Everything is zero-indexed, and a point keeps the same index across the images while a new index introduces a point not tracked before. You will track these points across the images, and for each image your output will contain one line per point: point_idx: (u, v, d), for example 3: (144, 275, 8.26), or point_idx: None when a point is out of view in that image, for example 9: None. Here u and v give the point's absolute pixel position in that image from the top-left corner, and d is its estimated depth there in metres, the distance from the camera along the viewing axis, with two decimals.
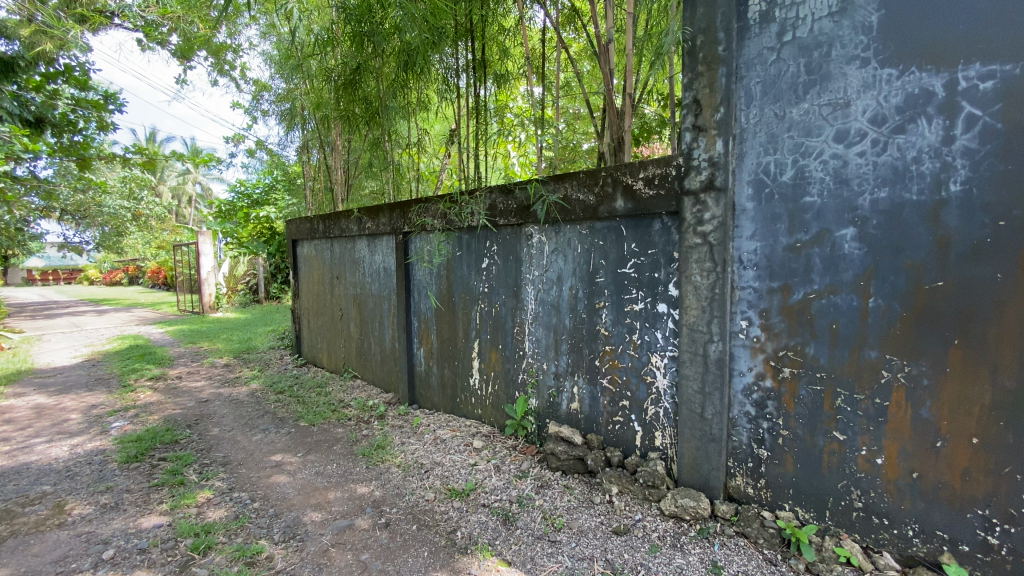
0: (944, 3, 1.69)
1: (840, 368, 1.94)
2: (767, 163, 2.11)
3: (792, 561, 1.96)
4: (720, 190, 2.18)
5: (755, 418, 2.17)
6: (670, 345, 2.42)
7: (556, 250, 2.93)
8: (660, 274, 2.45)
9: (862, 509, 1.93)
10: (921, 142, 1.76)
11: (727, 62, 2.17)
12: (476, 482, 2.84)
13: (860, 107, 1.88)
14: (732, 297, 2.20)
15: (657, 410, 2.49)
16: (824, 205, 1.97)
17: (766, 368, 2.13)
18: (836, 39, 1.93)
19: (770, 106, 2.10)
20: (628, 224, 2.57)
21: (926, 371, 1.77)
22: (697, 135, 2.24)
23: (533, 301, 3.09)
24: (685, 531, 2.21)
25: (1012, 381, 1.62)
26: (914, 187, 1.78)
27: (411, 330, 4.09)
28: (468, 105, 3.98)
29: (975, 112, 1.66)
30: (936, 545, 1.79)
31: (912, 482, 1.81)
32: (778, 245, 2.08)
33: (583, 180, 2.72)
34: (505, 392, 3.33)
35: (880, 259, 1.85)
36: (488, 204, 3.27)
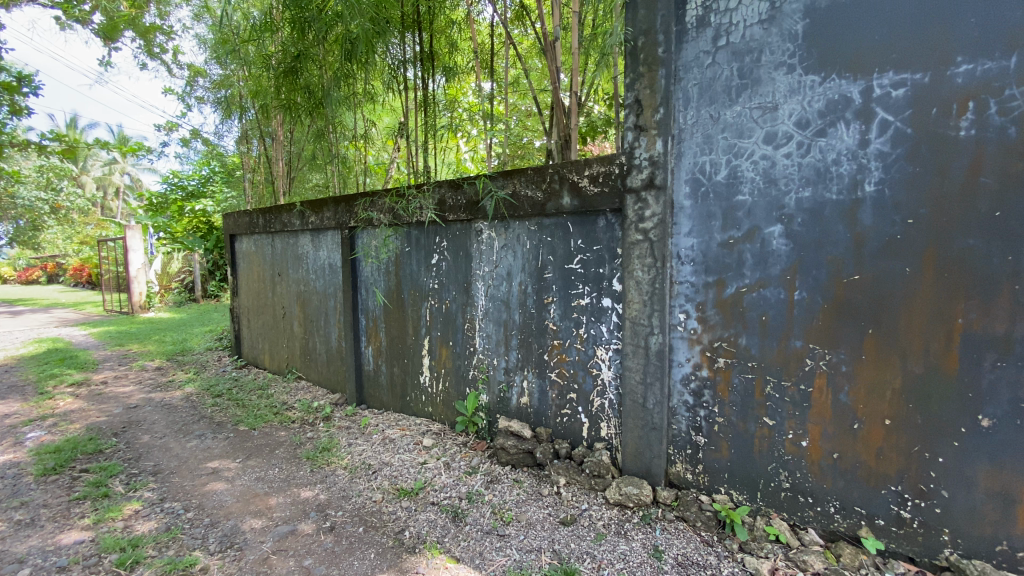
0: (859, 16, 1.83)
1: (770, 357, 2.06)
2: (703, 163, 2.20)
3: (727, 541, 2.07)
4: (660, 188, 2.26)
5: (693, 406, 2.27)
6: (614, 338, 2.48)
7: (505, 246, 2.93)
8: (605, 269, 2.50)
9: (790, 489, 2.05)
10: (840, 145, 1.89)
11: (667, 64, 2.25)
12: (425, 480, 2.81)
13: (786, 111, 2.00)
14: (671, 291, 2.29)
15: (603, 402, 2.55)
16: (755, 203, 2.07)
17: (703, 358, 2.23)
18: (765, 46, 2.04)
19: (705, 108, 2.19)
20: (574, 221, 2.61)
21: (845, 358, 1.90)
22: (638, 134, 2.32)
23: (483, 297, 3.09)
24: (628, 517, 2.29)
25: (919, 366, 1.77)
26: (834, 187, 1.90)
27: (358, 327, 3.99)
28: (417, 98, 3.92)
29: (888, 118, 1.80)
30: (855, 520, 1.93)
31: (833, 462, 1.95)
32: (713, 241, 2.18)
33: (531, 176, 2.73)
34: (455, 389, 3.30)
35: (804, 255, 1.97)
36: (437, 199, 3.23)
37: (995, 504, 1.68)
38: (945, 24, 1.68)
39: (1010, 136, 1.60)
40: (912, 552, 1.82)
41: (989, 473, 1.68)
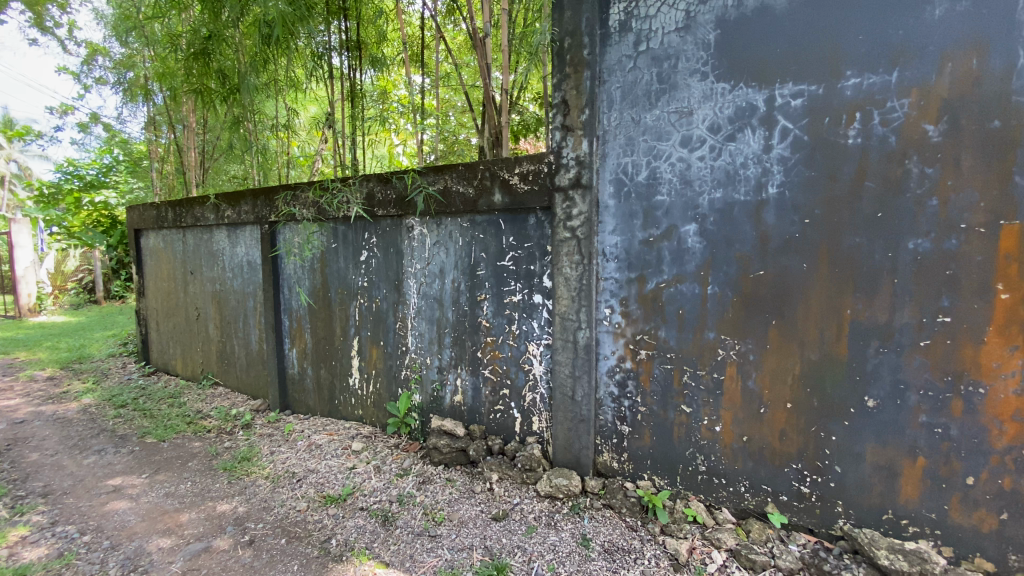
0: (763, 30, 1.97)
1: (687, 348, 2.18)
2: (626, 164, 2.28)
3: (649, 525, 2.17)
4: (586, 187, 2.33)
5: (618, 397, 2.36)
6: (545, 334, 2.53)
7: (437, 242, 2.89)
8: (535, 266, 2.54)
9: (706, 472, 2.19)
10: (747, 149, 2.02)
11: (592, 66, 2.31)
12: (354, 485, 2.71)
13: (700, 116, 2.11)
14: (597, 287, 2.37)
15: (535, 397, 2.59)
16: (672, 203, 2.18)
17: (627, 351, 2.32)
18: (682, 53, 2.14)
19: (628, 111, 2.27)
20: (506, 218, 2.62)
21: (752, 348, 2.05)
22: (565, 134, 2.38)
23: (414, 295, 3.02)
24: (558, 509, 2.34)
25: (815, 353, 1.94)
26: (742, 188, 2.04)
27: (281, 328, 3.78)
28: (344, 88, 3.77)
29: (788, 125, 1.94)
30: (763, 498, 2.08)
31: (743, 444, 2.10)
32: (635, 239, 2.27)
33: (462, 172, 2.71)
34: (386, 390, 3.22)
35: (716, 252, 2.10)
36: (365, 194, 3.12)
37: (880, 476, 1.87)
38: (836, 41, 1.85)
39: (890, 145, 1.78)
40: (812, 524, 2.00)
41: (875, 448, 1.87)
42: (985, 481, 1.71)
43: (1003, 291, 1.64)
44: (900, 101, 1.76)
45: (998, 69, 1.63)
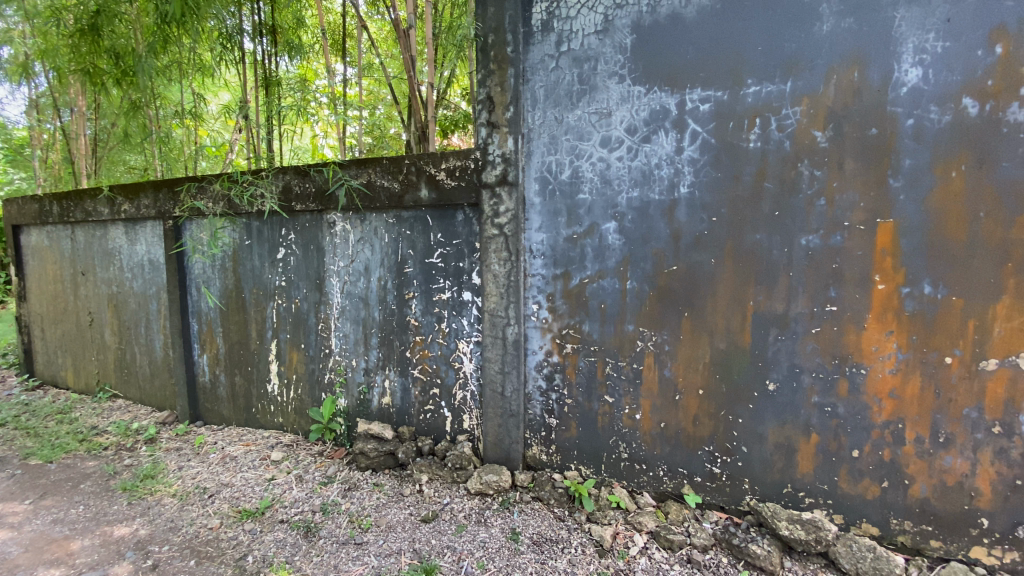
0: (675, 37, 2.07)
1: (609, 341, 2.27)
2: (550, 162, 2.33)
3: (576, 514, 2.24)
4: (512, 184, 2.35)
5: (546, 390, 2.41)
6: (475, 331, 2.52)
7: (361, 239, 2.79)
8: (464, 263, 2.52)
9: (628, 458, 2.29)
10: (661, 151, 2.12)
11: (515, 64, 2.33)
12: (273, 497, 2.57)
13: (618, 118, 2.19)
14: (525, 283, 2.40)
15: (465, 395, 2.58)
16: (593, 202, 2.25)
17: (554, 345, 2.38)
18: (601, 56, 2.21)
19: (551, 110, 2.32)
20: (433, 214, 2.58)
21: (667, 338, 2.17)
22: (491, 131, 2.38)
23: (337, 295, 2.90)
24: (488, 505, 2.35)
25: (722, 342, 2.08)
26: (657, 188, 2.14)
27: (190, 333, 3.49)
28: (258, 75, 3.53)
29: (697, 129, 2.06)
30: (680, 480, 2.21)
31: (661, 430, 2.22)
32: (560, 236, 2.32)
33: (386, 166, 2.63)
34: (309, 396, 3.07)
35: (634, 248, 2.19)
36: (281, 187, 2.95)
37: (780, 454, 2.03)
38: (738, 50, 1.98)
39: (785, 149, 1.93)
40: (723, 502, 2.14)
41: (776, 428, 2.03)
42: (867, 453, 1.91)
43: (879, 282, 1.83)
44: (793, 109, 1.91)
45: (874, 82, 1.80)
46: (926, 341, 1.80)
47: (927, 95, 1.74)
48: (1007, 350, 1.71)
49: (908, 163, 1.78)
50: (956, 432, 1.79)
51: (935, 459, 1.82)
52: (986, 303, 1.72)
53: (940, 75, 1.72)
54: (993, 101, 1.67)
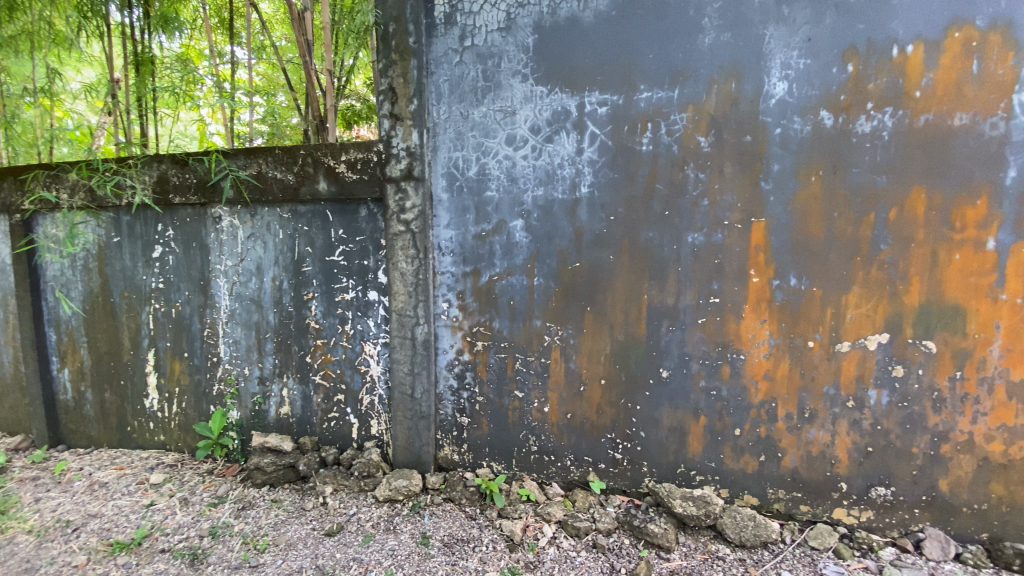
0: (574, 39, 2.12)
1: (519, 337, 2.30)
2: (456, 158, 2.30)
3: (487, 511, 2.25)
4: (418, 179, 2.29)
5: (457, 389, 2.40)
6: (381, 332, 2.44)
7: (252, 236, 2.58)
8: (368, 261, 2.42)
9: (537, 451, 2.34)
10: (563, 151, 2.17)
11: (418, 56, 2.26)
12: (153, 525, 2.32)
13: (522, 116, 2.21)
14: (434, 281, 2.36)
15: (372, 399, 2.49)
16: (500, 199, 2.26)
17: (464, 343, 2.37)
18: (504, 53, 2.21)
19: (456, 105, 2.29)
20: (333, 209, 2.44)
21: (572, 332, 2.24)
22: (394, 123, 2.29)
23: (226, 297, 2.66)
24: (398, 511, 2.30)
25: (622, 334, 2.18)
26: (560, 187, 2.19)
27: (47, 345, 3.03)
28: (128, 51, 3.13)
29: (596, 131, 2.13)
30: (586, 468, 2.29)
31: (568, 422, 2.29)
32: (469, 233, 2.31)
33: (279, 156, 2.44)
34: (195, 409, 2.80)
35: (540, 246, 2.23)
36: (156, 177, 2.64)
37: (674, 437, 2.18)
38: (632, 57, 2.07)
39: (674, 153, 2.06)
40: (625, 486, 2.25)
41: (670, 413, 2.17)
42: (748, 431, 2.10)
43: (755, 275, 2.02)
44: (680, 115, 2.04)
45: (749, 93, 1.97)
46: (793, 328, 2.01)
47: (792, 107, 1.93)
48: (857, 333, 1.96)
49: (776, 168, 1.97)
50: (818, 407, 2.02)
51: (802, 433, 2.05)
52: (840, 293, 1.95)
53: (803, 89, 1.92)
54: (844, 114, 1.89)
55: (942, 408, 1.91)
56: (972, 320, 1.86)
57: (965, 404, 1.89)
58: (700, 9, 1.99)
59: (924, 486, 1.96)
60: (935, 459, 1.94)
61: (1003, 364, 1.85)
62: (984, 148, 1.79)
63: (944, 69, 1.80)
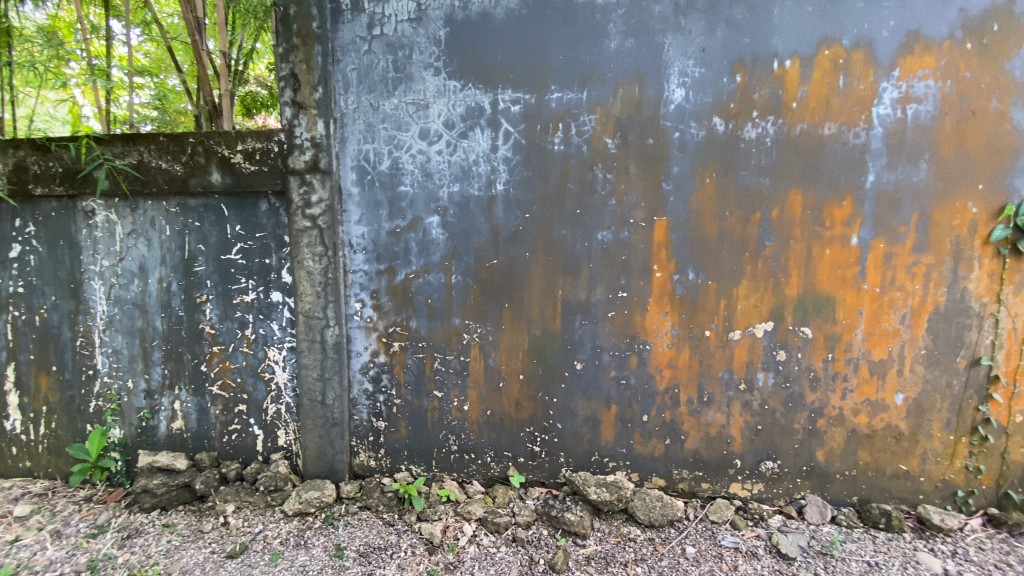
0: (485, 36, 2.11)
1: (436, 335, 2.26)
2: (366, 151, 2.21)
3: (406, 516, 2.20)
4: (324, 172, 2.17)
5: (372, 393, 2.32)
6: (287, 336, 2.29)
7: (133, 232, 2.31)
8: (270, 259, 2.26)
9: (457, 450, 2.32)
10: (478, 148, 2.16)
11: (322, 42, 2.14)
12: (17, 564, 2.00)
13: (436, 110, 2.17)
14: (345, 280, 2.26)
15: (278, 407, 2.34)
16: (415, 195, 2.21)
17: (380, 345, 2.29)
18: (415, 45, 2.15)
19: (365, 95, 2.20)
20: (229, 203, 2.25)
21: (490, 329, 2.24)
22: (297, 111, 2.15)
23: (103, 301, 2.36)
24: (309, 524, 2.19)
25: (538, 329, 2.22)
26: (475, 184, 2.18)
27: None
28: None
29: (510, 129, 2.14)
30: (506, 463, 2.31)
31: (487, 419, 2.29)
32: (382, 229, 2.23)
33: (164, 144, 2.21)
34: (68, 430, 2.46)
35: (457, 243, 2.20)
36: (13, 164, 2.29)
37: (589, 426, 2.26)
38: (543, 56, 2.10)
39: (584, 153, 2.12)
40: (543, 478, 2.30)
41: (584, 404, 2.24)
42: (654, 416, 2.23)
43: (658, 270, 2.14)
44: (589, 116, 2.10)
45: (651, 97, 2.08)
46: (693, 318, 2.15)
47: (689, 112, 2.06)
48: (747, 322, 2.14)
49: (676, 169, 2.09)
50: (715, 391, 2.19)
51: (702, 416, 2.21)
52: (732, 285, 2.12)
53: (697, 96, 2.05)
54: (734, 121, 2.05)
55: (818, 387, 2.15)
56: (841, 308, 2.09)
57: (836, 381, 2.14)
58: (605, 14, 2.06)
59: (805, 457, 2.19)
60: (813, 433, 2.17)
61: (865, 345, 2.11)
62: (849, 155, 2.02)
63: (816, 83, 2.00)
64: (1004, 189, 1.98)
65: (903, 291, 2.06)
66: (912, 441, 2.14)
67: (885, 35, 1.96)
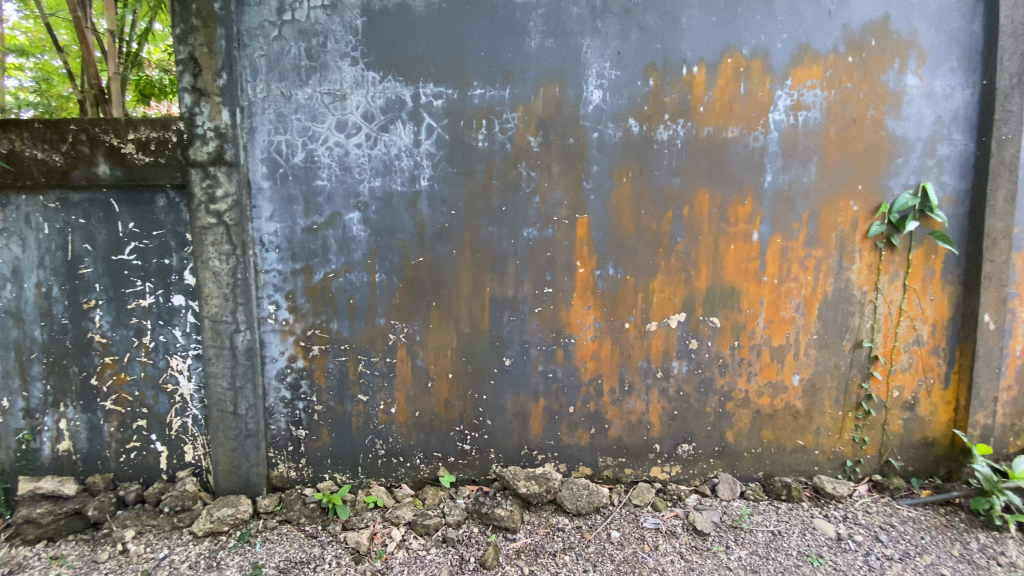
0: (405, 28, 2.06)
1: (359, 337, 2.18)
2: (278, 143, 2.09)
3: (330, 526, 2.11)
4: (231, 165, 2.02)
5: (291, 400, 2.20)
6: (192, 343, 2.12)
7: (3, 231, 2.02)
8: (170, 260, 2.07)
9: (384, 454, 2.26)
10: (400, 142, 2.11)
11: (226, 24, 1.98)
12: None
13: (353, 102, 2.09)
14: (256, 281, 2.12)
15: (184, 421, 2.16)
16: (333, 189, 2.11)
17: (297, 349, 2.17)
18: (330, 33, 2.06)
19: (275, 84, 2.07)
20: (120, 198, 2.04)
21: (417, 329, 2.19)
22: (198, 98, 1.98)
23: None
24: (223, 544, 2.04)
25: (466, 327, 2.21)
26: (398, 179, 2.12)
27: None
28: None
29: (432, 123, 2.10)
30: (435, 464, 2.28)
31: (416, 420, 2.24)
32: (297, 226, 2.11)
33: (39, 131, 1.96)
34: None
35: (380, 240, 2.14)
36: None
37: (518, 421, 2.28)
38: (463, 51, 2.08)
39: (507, 150, 2.13)
40: (474, 475, 2.29)
41: (513, 399, 2.26)
42: (580, 407, 2.29)
43: (581, 266, 2.19)
44: (512, 114, 2.11)
45: (571, 97, 2.12)
46: (613, 312, 2.23)
47: (606, 113, 2.13)
48: (662, 314, 2.25)
49: (595, 168, 2.15)
50: (636, 381, 2.29)
51: (624, 405, 2.30)
52: (648, 279, 2.22)
53: (614, 98, 2.13)
54: (648, 122, 2.14)
55: (727, 372, 2.30)
56: (745, 299, 2.26)
57: (742, 366, 2.31)
58: (526, 13, 2.08)
59: (716, 438, 2.35)
60: (724, 415, 2.33)
61: (766, 332, 2.29)
62: (750, 157, 2.18)
63: (720, 89, 2.14)
64: (878, 189, 2.22)
65: (797, 281, 2.26)
66: (808, 418, 2.36)
67: (779, 47, 2.13)
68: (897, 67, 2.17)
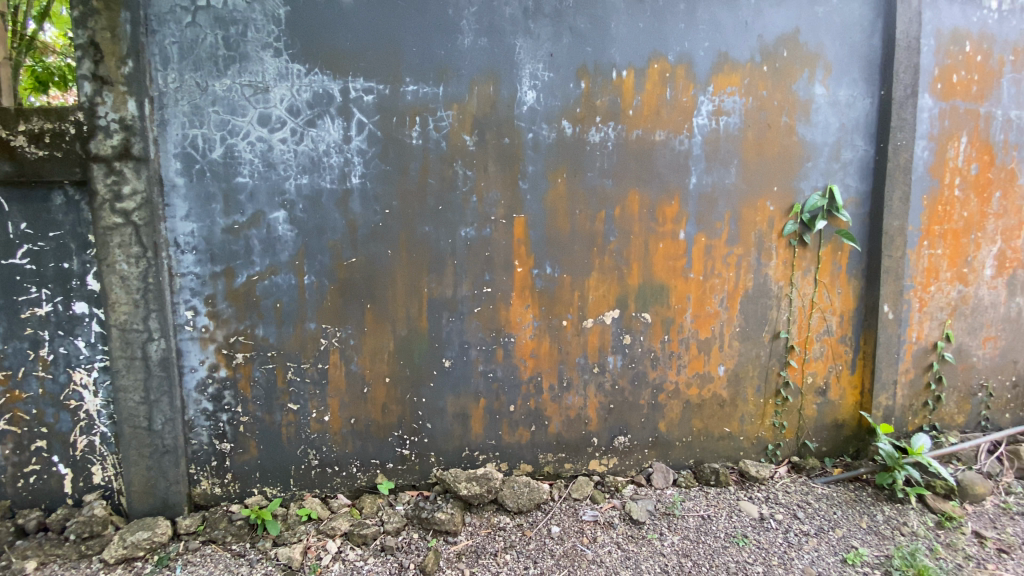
0: (332, 20, 1.98)
1: (288, 343, 2.08)
2: (193, 137, 1.95)
3: (260, 543, 2.01)
4: (139, 160, 1.87)
5: (213, 412, 2.06)
6: (98, 354, 1.94)
7: None
8: (70, 264, 1.89)
9: (318, 464, 2.17)
10: (328, 138, 2.03)
11: (131, 8, 1.83)
12: None
13: (277, 96, 1.99)
14: (171, 285, 1.97)
15: (90, 440, 1.97)
16: (255, 187, 2.00)
17: (219, 358, 2.04)
18: (250, 22, 1.95)
19: (189, 74, 1.93)
20: (9, 195, 1.84)
21: (351, 332, 2.12)
22: (100, 87, 1.82)
23: None
24: (138, 571, 1.88)
25: (403, 329, 2.16)
26: (327, 176, 2.04)
27: None
28: None
29: (363, 119, 2.04)
30: (373, 471, 2.21)
31: (352, 427, 2.17)
32: (216, 226, 1.99)
33: None
34: None
35: (309, 240, 2.05)
36: None
37: (458, 423, 2.25)
38: (394, 46, 2.03)
39: (442, 149, 2.10)
40: (413, 480, 2.24)
41: (453, 401, 2.24)
42: (520, 406, 2.30)
43: (518, 265, 2.20)
44: (446, 112, 2.09)
45: (506, 96, 2.13)
46: (550, 310, 2.26)
47: (540, 114, 2.16)
48: (597, 311, 2.30)
49: (531, 168, 2.17)
50: (573, 377, 2.33)
51: (563, 401, 2.33)
52: (584, 277, 2.27)
53: (547, 99, 2.16)
54: (580, 124, 2.19)
55: (658, 365, 2.40)
56: (673, 295, 2.36)
57: (672, 359, 2.40)
58: (458, 10, 2.06)
59: (650, 429, 2.44)
60: (656, 407, 2.42)
61: (694, 326, 2.40)
62: (676, 160, 2.28)
63: (648, 93, 2.22)
64: (791, 191, 2.39)
65: (721, 278, 2.39)
66: (733, 406, 2.50)
67: (701, 54, 2.24)
68: (806, 77, 2.34)
